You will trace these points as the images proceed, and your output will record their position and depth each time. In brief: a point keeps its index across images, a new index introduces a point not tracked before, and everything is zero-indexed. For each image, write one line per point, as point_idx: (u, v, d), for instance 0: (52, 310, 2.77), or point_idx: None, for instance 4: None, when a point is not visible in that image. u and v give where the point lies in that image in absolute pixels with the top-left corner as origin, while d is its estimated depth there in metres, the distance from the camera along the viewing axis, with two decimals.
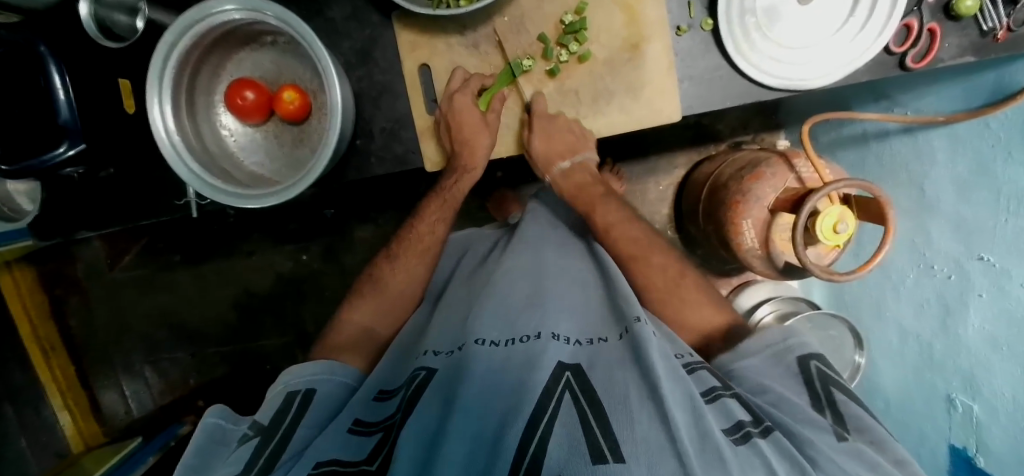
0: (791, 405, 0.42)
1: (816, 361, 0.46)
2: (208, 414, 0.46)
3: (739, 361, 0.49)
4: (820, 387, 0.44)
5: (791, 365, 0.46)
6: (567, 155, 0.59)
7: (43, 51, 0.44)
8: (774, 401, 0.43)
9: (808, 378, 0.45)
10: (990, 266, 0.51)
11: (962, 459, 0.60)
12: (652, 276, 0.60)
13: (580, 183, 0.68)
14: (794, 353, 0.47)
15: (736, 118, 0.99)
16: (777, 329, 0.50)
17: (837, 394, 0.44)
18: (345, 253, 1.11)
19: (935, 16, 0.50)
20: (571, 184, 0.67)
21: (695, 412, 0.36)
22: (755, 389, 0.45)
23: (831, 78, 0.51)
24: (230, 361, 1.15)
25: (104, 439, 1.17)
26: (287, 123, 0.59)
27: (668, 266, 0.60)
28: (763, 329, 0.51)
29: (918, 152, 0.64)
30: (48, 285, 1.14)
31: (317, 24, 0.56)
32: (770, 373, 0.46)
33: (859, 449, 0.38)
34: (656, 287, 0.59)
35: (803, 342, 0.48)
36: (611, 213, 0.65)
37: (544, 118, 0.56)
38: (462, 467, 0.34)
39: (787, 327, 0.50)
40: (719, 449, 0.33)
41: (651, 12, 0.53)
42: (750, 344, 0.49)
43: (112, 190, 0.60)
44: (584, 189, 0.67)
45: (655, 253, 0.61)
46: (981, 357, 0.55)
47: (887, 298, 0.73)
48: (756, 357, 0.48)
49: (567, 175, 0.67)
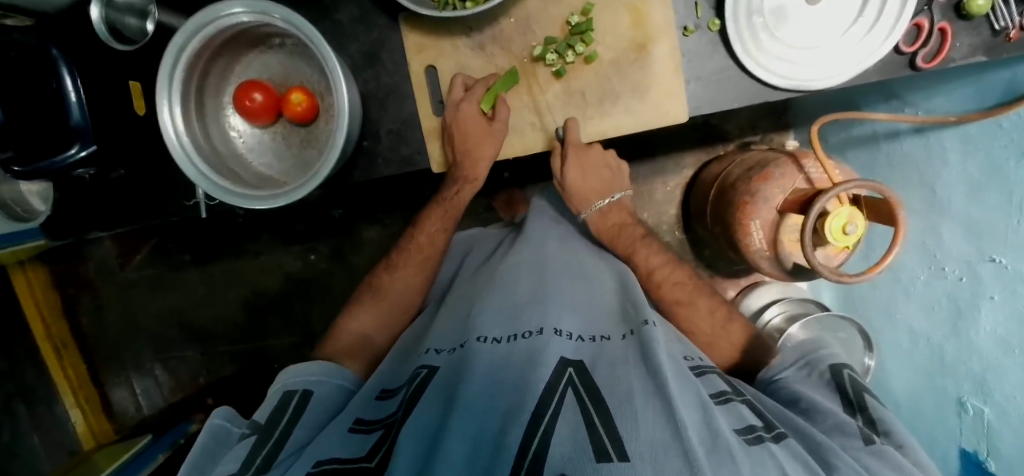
0: (823, 409, 0.43)
1: (847, 370, 0.49)
2: (215, 415, 0.48)
3: (779, 371, 0.51)
4: (851, 392, 0.46)
5: (823, 373, 0.49)
6: (602, 192, 0.66)
7: (55, 55, 0.45)
8: (806, 408, 0.45)
9: (838, 384, 0.47)
10: (1002, 268, 0.50)
11: (972, 463, 0.59)
12: (698, 322, 0.59)
13: (619, 224, 0.67)
14: (825, 363, 0.50)
15: (744, 118, 0.99)
16: (811, 344, 0.54)
17: (869, 401, 0.45)
18: (353, 253, 1.12)
19: (946, 14, 0.50)
20: (608, 226, 0.67)
21: (704, 414, 0.36)
22: (791, 398, 0.47)
23: (839, 78, 0.50)
24: (239, 360, 1.16)
25: (115, 437, 1.18)
26: (294, 125, 0.59)
27: (715, 311, 0.60)
28: (795, 344, 0.54)
29: (929, 152, 0.63)
30: (60, 284, 1.16)
31: (325, 26, 0.57)
32: (807, 384, 0.48)
33: (884, 450, 0.38)
34: (701, 332, 0.59)
35: (834, 355, 0.51)
36: (653, 255, 0.64)
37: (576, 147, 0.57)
38: (463, 464, 0.34)
39: (819, 343, 0.54)
40: (728, 448, 0.33)
41: (658, 13, 0.53)
42: (784, 357, 0.52)
43: (122, 191, 0.61)
44: (624, 230, 0.67)
45: (701, 298, 0.61)
46: (993, 360, 0.54)
47: (897, 300, 0.73)
48: (792, 367, 0.51)
49: (604, 215, 0.67)
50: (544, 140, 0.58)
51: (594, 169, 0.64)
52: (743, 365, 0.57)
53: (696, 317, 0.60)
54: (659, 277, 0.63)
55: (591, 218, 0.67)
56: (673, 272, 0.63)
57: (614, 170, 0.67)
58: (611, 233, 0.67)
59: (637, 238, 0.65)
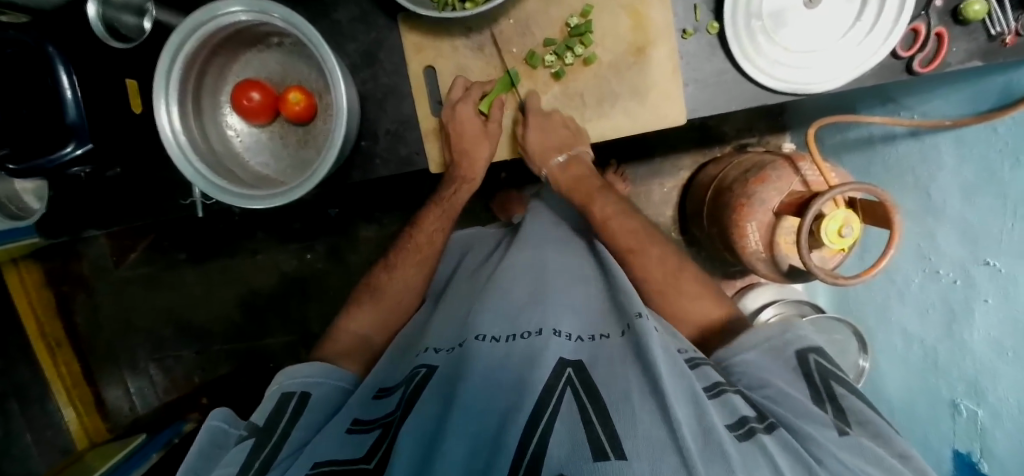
0: (789, 398, 0.42)
1: (814, 354, 0.47)
2: (212, 417, 0.47)
3: (739, 355, 0.49)
4: (820, 381, 0.45)
5: (789, 360, 0.47)
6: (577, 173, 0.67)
7: (51, 52, 0.44)
8: (771, 396, 0.43)
9: (806, 371, 0.46)
10: (997, 271, 0.51)
11: (965, 463, 0.60)
12: (650, 269, 0.60)
13: (578, 176, 0.68)
14: (791, 349, 0.48)
15: (741, 120, 0.99)
16: (777, 325, 0.51)
17: (837, 388, 0.44)
18: (349, 252, 1.11)
19: (942, 19, 0.50)
20: (568, 177, 0.68)
21: (698, 409, 0.36)
22: (755, 385, 0.45)
23: (837, 82, 0.50)
24: (234, 360, 1.16)
25: (108, 436, 1.17)
26: (293, 124, 0.59)
27: (667, 259, 0.61)
28: (757, 325, 0.51)
29: (925, 156, 0.63)
30: (54, 282, 1.15)
31: (323, 26, 0.56)
32: (770, 368, 0.47)
33: (857, 443, 0.38)
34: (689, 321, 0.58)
35: (800, 336, 0.49)
36: (609, 204, 0.65)
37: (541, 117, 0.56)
38: (462, 467, 0.34)
39: (787, 323, 0.51)
40: (721, 442, 0.33)
41: (658, 15, 0.53)
42: (749, 340, 0.50)
43: (118, 190, 0.61)
44: (582, 181, 0.67)
45: (654, 246, 0.62)
46: (986, 362, 0.54)
47: (891, 302, 0.73)
48: (754, 350, 0.49)
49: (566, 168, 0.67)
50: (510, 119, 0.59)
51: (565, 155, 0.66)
52: (718, 330, 0.56)
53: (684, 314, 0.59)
54: (633, 253, 0.62)
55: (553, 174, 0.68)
56: (627, 220, 0.64)
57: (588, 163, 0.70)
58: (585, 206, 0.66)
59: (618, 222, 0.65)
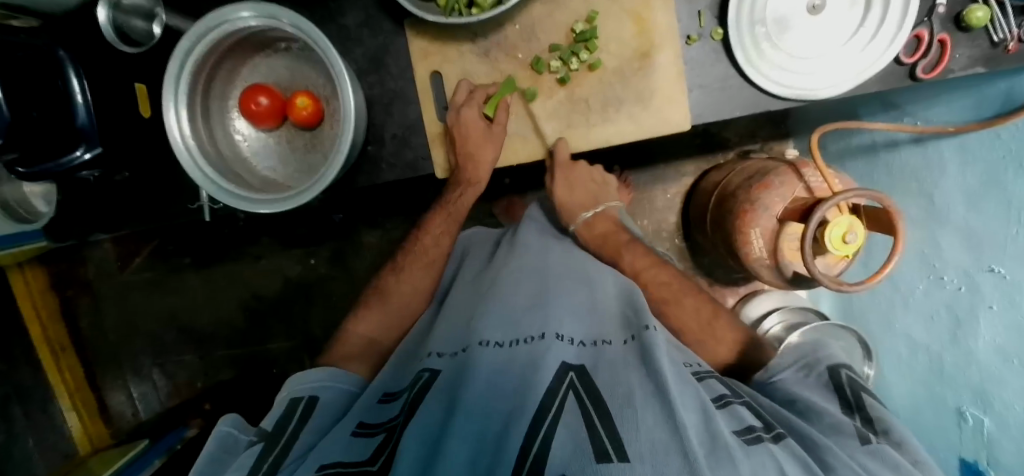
0: (819, 409, 0.43)
1: (845, 370, 0.48)
2: (222, 422, 0.47)
3: (774, 373, 0.50)
4: (849, 392, 0.45)
5: (821, 375, 0.48)
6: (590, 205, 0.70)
7: (62, 56, 0.45)
8: (803, 410, 0.44)
9: (837, 384, 0.46)
10: (1002, 278, 0.50)
11: (973, 472, 0.59)
12: (686, 318, 0.58)
13: (604, 233, 0.69)
14: (823, 364, 0.49)
15: (744, 127, 1.00)
16: (808, 345, 0.52)
17: (867, 399, 0.44)
18: (353, 257, 1.11)
19: (944, 26, 0.50)
20: (595, 235, 0.69)
21: (704, 415, 0.36)
22: (786, 399, 0.46)
23: (840, 88, 0.51)
24: (237, 365, 1.16)
25: (110, 441, 1.17)
26: (299, 129, 0.59)
27: (702, 307, 0.59)
28: (792, 344, 0.53)
29: (928, 162, 0.63)
30: (58, 286, 1.15)
31: (331, 31, 0.57)
32: (804, 384, 0.47)
33: (881, 449, 0.38)
34: (691, 331, 0.58)
35: (830, 355, 0.50)
36: (639, 258, 0.65)
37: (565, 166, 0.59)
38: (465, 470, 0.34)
39: (817, 343, 0.53)
40: (727, 449, 0.32)
41: (662, 21, 0.53)
42: (781, 359, 0.51)
43: (126, 195, 0.61)
44: (610, 237, 0.68)
45: (688, 296, 0.60)
46: (992, 369, 0.54)
47: (896, 309, 0.73)
48: (790, 369, 0.50)
49: (591, 225, 0.69)
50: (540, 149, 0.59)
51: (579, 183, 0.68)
52: (741, 362, 0.55)
53: (687, 316, 0.59)
54: (646, 278, 0.63)
55: (580, 230, 0.69)
56: (659, 273, 0.64)
57: (601, 185, 0.72)
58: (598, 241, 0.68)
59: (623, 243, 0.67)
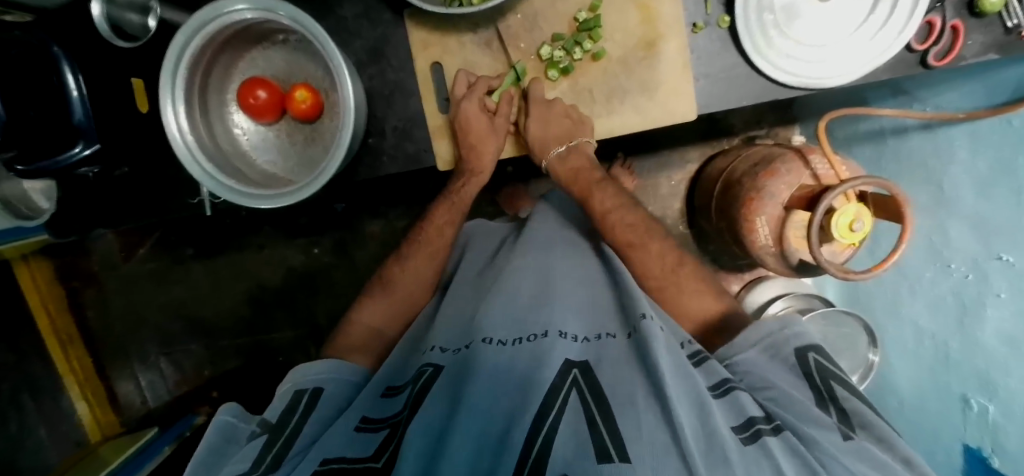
0: (794, 401, 0.42)
1: (814, 353, 0.47)
2: (222, 412, 0.48)
3: (740, 352, 0.49)
4: (819, 381, 0.45)
5: (788, 358, 0.47)
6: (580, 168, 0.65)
7: (56, 52, 0.44)
8: (774, 398, 0.43)
9: (806, 371, 0.46)
10: (1010, 266, 0.50)
11: (976, 459, 0.60)
12: (649, 264, 0.60)
13: (577, 167, 0.64)
14: (791, 346, 0.47)
15: (750, 113, 0.98)
16: (777, 321, 0.50)
17: (838, 388, 0.44)
18: (356, 247, 1.12)
19: (958, 11, 0.49)
20: (567, 170, 0.64)
21: (701, 411, 0.36)
22: (757, 386, 0.45)
23: (850, 77, 0.50)
24: (243, 354, 1.17)
25: (121, 429, 1.19)
26: (299, 122, 0.58)
27: (666, 254, 0.61)
28: (759, 320, 0.51)
29: (937, 149, 0.63)
30: (64, 278, 1.16)
31: (329, 22, 0.56)
32: (770, 368, 0.47)
33: (864, 446, 0.38)
34: (652, 275, 0.60)
35: (800, 334, 0.49)
36: (608, 198, 0.64)
37: (542, 105, 0.56)
38: (467, 465, 0.34)
39: (788, 318, 0.50)
40: (724, 448, 0.33)
41: (667, 9, 0.52)
42: (746, 336, 0.50)
43: (126, 189, 0.61)
44: (581, 174, 0.65)
45: (653, 241, 0.62)
46: (997, 358, 0.54)
47: (901, 297, 0.73)
48: (753, 348, 0.49)
49: (563, 159, 0.62)
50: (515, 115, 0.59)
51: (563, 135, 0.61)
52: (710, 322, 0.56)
53: (650, 260, 0.60)
54: (613, 220, 0.63)
55: (551, 166, 0.64)
56: (626, 214, 0.63)
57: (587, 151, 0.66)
58: (568, 177, 0.65)
59: (594, 181, 0.64)
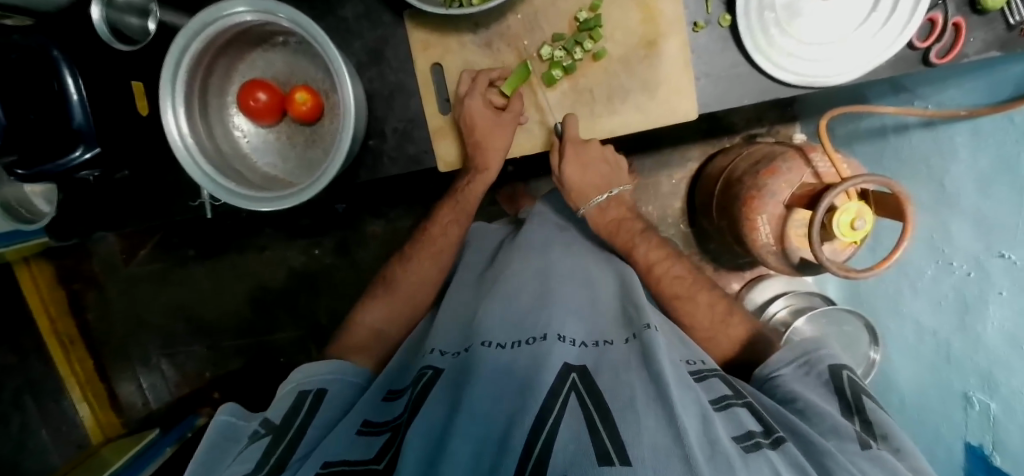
0: (820, 411, 0.43)
1: (846, 371, 0.47)
2: (222, 411, 0.48)
3: (775, 368, 0.50)
4: (849, 395, 0.45)
5: (822, 374, 0.47)
6: (601, 188, 0.64)
7: (56, 56, 0.44)
8: (802, 409, 0.44)
9: (837, 386, 0.46)
10: (1012, 264, 0.50)
11: (978, 456, 0.60)
12: (698, 317, 0.59)
13: (617, 219, 0.66)
14: (825, 363, 0.48)
15: (751, 110, 0.98)
16: (809, 340, 0.52)
17: (867, 403, 0.44)
18: (357, 248, 1.11)
19: (960, 9, 0.49)
20: (608, 222, 0.66)
21: (703, 421, 0.36)
22: (786, 397, 0.46)
23: (851, 75, 0.49)
24: (245, 354, 1.17)
25: (122, 431, 1.19)
26: (299, 124, 0.58)
27: (716, 304, 0.60)
28: (792, 341, 0.52)
29: (938, 146, 0.62)
30: (65, 280, 1.16)
31: (329, 23, 0.56)
32: (803, 382, 0.47)
33: (881, 456, 0.38)
34: (702, 328, 0.59)
35: (833, 354, 0.49)
36: (653, 249, 0.63)
37: (576, 144, 0.56)
38: (467, 469, 0.34)
39: (818, 338, 0.52)
40: (726, 455, 0.33)
41: (668, 8, 0.52)
42: (783, 353, 0.50)
43: (127, 192, 0.61)
44: (623, 225, 0.65)
45: (701, 293, 0.60)
46: (1000, 356, 0.54)
47: (903, 295, 0.73)
48: (790, 364, 0.49)
49: (603, 210, 0.66)
50: (542, 138, 0.59)
51: (594, 166, 0.62)
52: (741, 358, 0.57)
53: (698, 311, 0.59)
54: (658, 272, 0.62)
55: (591, 215, 0.66)
56: (672, 266, 0.62)
57: (613, 166, 0.65)
58: (610, 229, 0.65)
59: (637, 232, 0.64)
